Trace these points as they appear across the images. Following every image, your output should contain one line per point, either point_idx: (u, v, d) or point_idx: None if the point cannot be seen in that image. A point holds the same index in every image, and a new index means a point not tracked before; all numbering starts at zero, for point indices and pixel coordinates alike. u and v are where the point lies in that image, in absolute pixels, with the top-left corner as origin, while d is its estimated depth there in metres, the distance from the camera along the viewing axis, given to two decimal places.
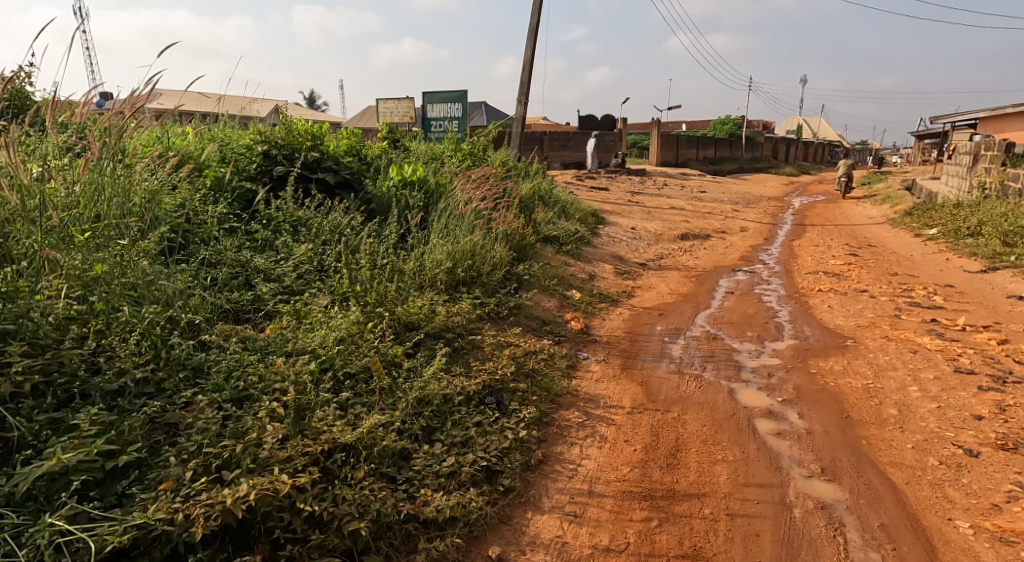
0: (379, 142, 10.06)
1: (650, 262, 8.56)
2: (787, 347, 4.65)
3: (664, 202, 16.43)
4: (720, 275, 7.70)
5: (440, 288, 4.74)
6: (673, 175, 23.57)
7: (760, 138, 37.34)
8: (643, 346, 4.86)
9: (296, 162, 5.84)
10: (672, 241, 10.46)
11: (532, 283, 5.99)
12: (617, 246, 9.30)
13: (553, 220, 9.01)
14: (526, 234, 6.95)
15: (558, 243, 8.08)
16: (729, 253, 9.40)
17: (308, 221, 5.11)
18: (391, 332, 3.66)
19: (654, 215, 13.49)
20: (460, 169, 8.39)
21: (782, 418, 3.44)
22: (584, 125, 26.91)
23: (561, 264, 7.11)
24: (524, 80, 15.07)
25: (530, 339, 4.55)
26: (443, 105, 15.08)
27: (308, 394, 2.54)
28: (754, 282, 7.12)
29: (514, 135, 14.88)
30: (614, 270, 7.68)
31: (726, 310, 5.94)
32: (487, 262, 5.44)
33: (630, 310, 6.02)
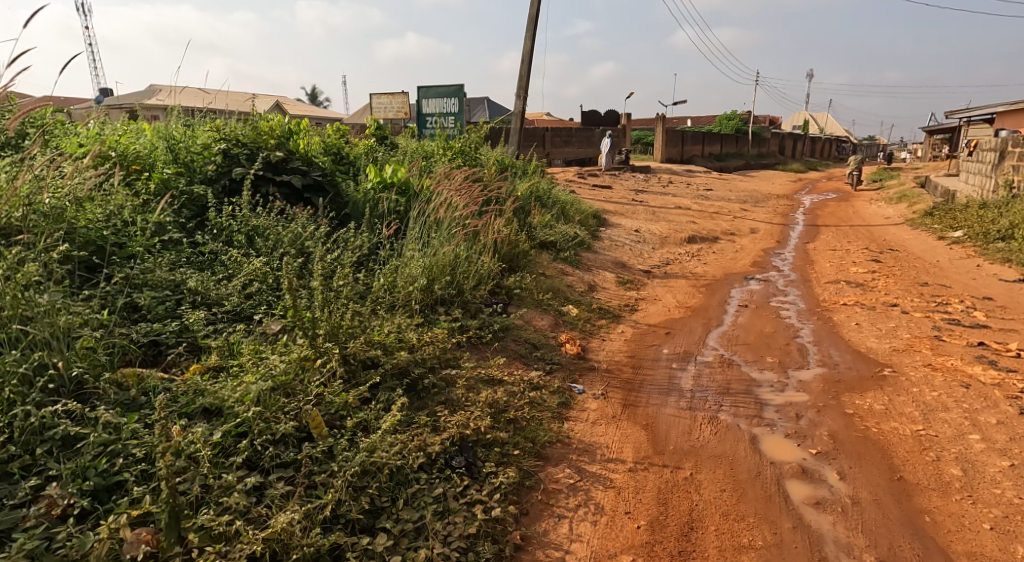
0: (366, 139, 9.44)
1: (655, 269, 7.92)
2: (815, 379, 4.01)
3: (669, 201, 15.78)
4: (732, 284, 7.05)
5: (414, 310, 4.19)
6: (678, 172, 22.88)
7: (767, 134, 36.57)
8: (647, 375, 4.23)
9: (257, 161, 5.28)
10: (678, 244, 9.83)
11: (522, 298, 5.37)
12: (620, 251, 8.66)
13: (551, 223, 8.37)
14: (518, 241, 6.32)
15: (555, 249, 7.45)
16: (740, 258, 8.76)
17: (264, 230, 4.59)
18: (342, 372, 3.05)
19: (659, 215, 12.83)
20: (450, 169, 7.77)
21: (818, 480, 2.80)
22: (587, 121, 26.25)
23: (558, 275, 6.49)
24: (522, 73, 14.43)
25: (516, 371, 3.92)
26: (438, 100, 14.47)
27: (195, 486, 1.98)
28: (769, 294, 6.48)
29: (513, 132, 14.25)
30: (616, 279, 7.06)
31: (741, 328, 5.28)
32: (470, 277, 4.82)
33: (633, 328, 5.39)
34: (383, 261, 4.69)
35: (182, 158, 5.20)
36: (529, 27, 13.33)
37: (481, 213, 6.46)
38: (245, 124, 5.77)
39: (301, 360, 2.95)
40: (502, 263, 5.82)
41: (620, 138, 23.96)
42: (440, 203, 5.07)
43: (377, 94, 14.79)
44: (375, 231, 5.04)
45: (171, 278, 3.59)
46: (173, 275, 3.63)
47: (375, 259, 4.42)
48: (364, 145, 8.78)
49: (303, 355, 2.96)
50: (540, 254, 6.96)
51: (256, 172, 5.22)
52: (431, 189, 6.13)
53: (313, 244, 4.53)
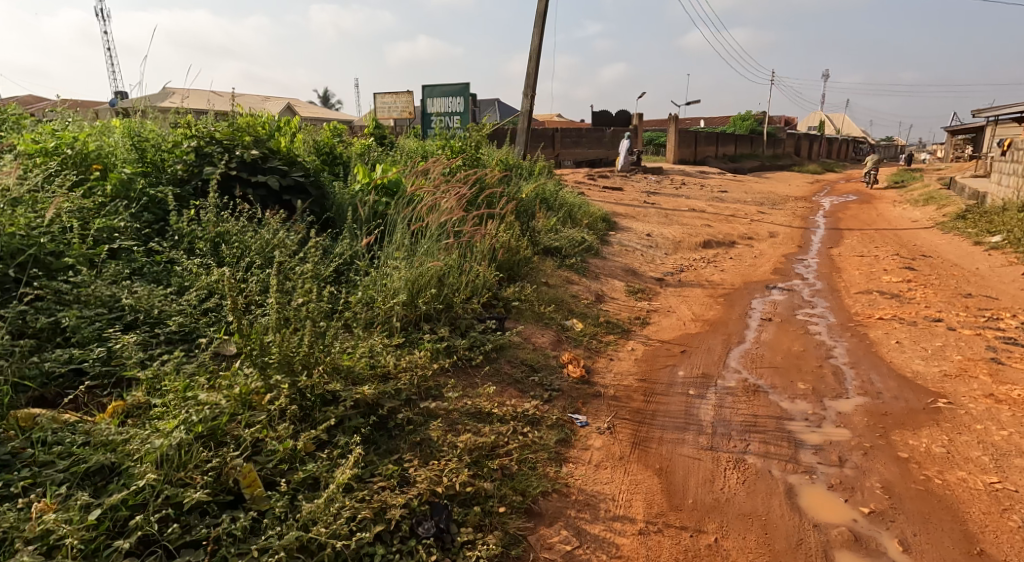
0: (364, 139, 8.97)
1: (669, 276, 7.37)
2: (857, 412, 3.44)
3: (682, 203, 15.19)
4: (752, 294, 6.48)
5: (395, 329, 3.71)
6: (691, 174, 22.24)
7: (783, 134, 35.79)
8: (660, 404, 3.70)
9: (230, 160, 4.83)
10: (693, 250, 9.26)
11: (521, 311, 4.85)
12: (630, 257, 8.11)
13: (556, 228, 7.83)
14: (519, 247, 5.79)
15: (560, 255, 6.91)
16: (759, 265, 8.18)
17: (231, 236, 4.13)
18: (294, 413, 2.56)
19: (671, 218, 12.24)
20: (448, 171, 7.27)
21: (875, 551, 2.31)
22: (598, 122, 25.68)
23: (562, 284, 5.94)
24: (530, 71, 13.92)
25: (509, 401, 3.40)
26: (443, 100, 14.00)
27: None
28: (794, 305, 5.92)
29: (520, 132, 13.74)
30: (626, 289, 6.51)
31: (766, 346, 4.71)
32: (460, 290, 4.31)
33: (645, 345, 4.85)
34: (362, 273, 4.21)
35: (149, 158, 4.74)
36: (536, 24, 12.80)
37: (478, 217, 5.95)
38: (221, 118, 5.30)
39: (242, 398, 2.49)
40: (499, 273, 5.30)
41: (631, 138, 23.37)
42: (426, 211, 4.57)
43: (380, 93, 14.31)
44: (358, 237, 4.57)
45: (109, 292, 3.13)
46: (112, 288, 3.18)
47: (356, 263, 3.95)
48: (358, 146, 8.29)
49: (242, 394, 2.48)
50: (543, 261, 6.42)
51: (229, 171, 4.76)
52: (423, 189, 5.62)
53: (284, 253, 4.07)
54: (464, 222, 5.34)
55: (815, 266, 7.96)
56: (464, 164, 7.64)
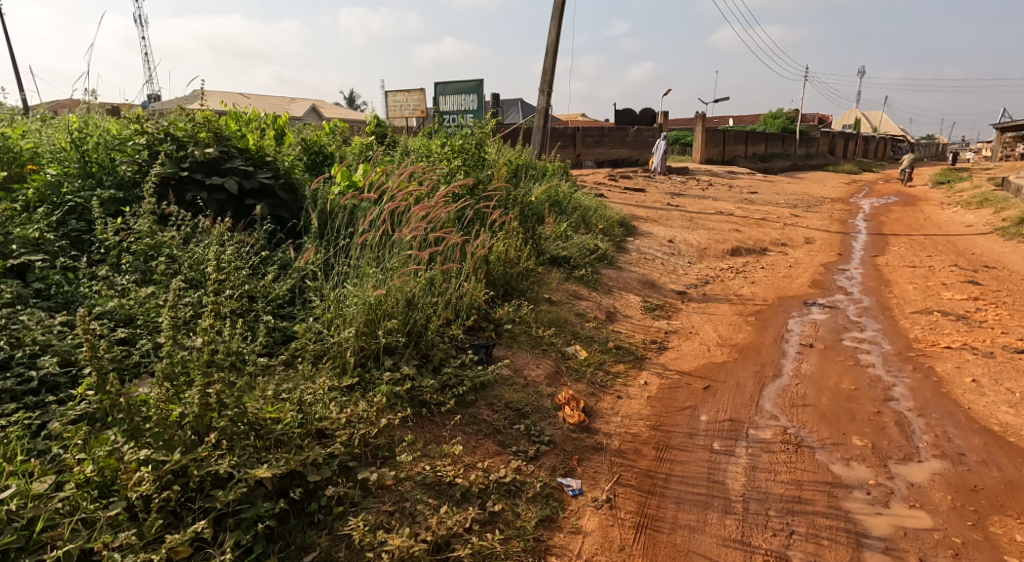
0: (363, 137, 8.33)
1: (692, 290, 6.59)
2: (935, 485, 2.68)
3: (708, 206, 14.31)
4: (788, 312, 5.68)
5: (347, 368, 3.03)
6: (718, 174, 21.26)
7: (816, 133, 34.42)
8: (675, 465, 2.96)
9: (184, 162, 4.19)
10: (719, 258, 8.45)
11: (515, 336, 4.14)
12: (649, 266, 7.37)
13: (567, 235, 7.10)
14: (517, 259, 5.07)
15: (569, 265, 6.17)
16: (794, 278, 7.35)
17: (166, 248, 3.45)
18: (171, 502, 1.89)
19: (697, 222, 11.41)
20: (445, 174, 6.58)
21: None
22: (621, 120, 24.79)
23: (569, 302, 5.21)
24: (549, 65, 13.15)
25: (483, 462, 2.70)
26: (457, 97, 13.33)
27: None
28: (839, 327, 5.10)
29: (536, 130, 13.00)
30: (642, 305, 5.77)
31: (807, 382, 3.91)
32: (438, 316, 3.62)
33: (661, 377, 4.10)
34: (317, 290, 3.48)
35: (91, 156, 4.13)
36: (554, 15, 12.01)
37: (473, 226, 5.25)
38: (182, 110, 4.65)
39: (95, 482, 1.87)
40: (490, 289, 4.59)
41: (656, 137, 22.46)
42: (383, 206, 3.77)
43: (391, 91, 13.69)
44: (324, 250, 3.86)
45: None
46: None
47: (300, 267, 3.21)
48: (353, 145, 7.65)
49: (92, 472, 1.85)
50: (547, 274, 5.69)
51: (180, 172, 4.12)
52: (411, 191, 4.94)
53: (226, 272, 3.38)
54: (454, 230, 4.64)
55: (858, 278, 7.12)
56: (465, 165, 6.95)
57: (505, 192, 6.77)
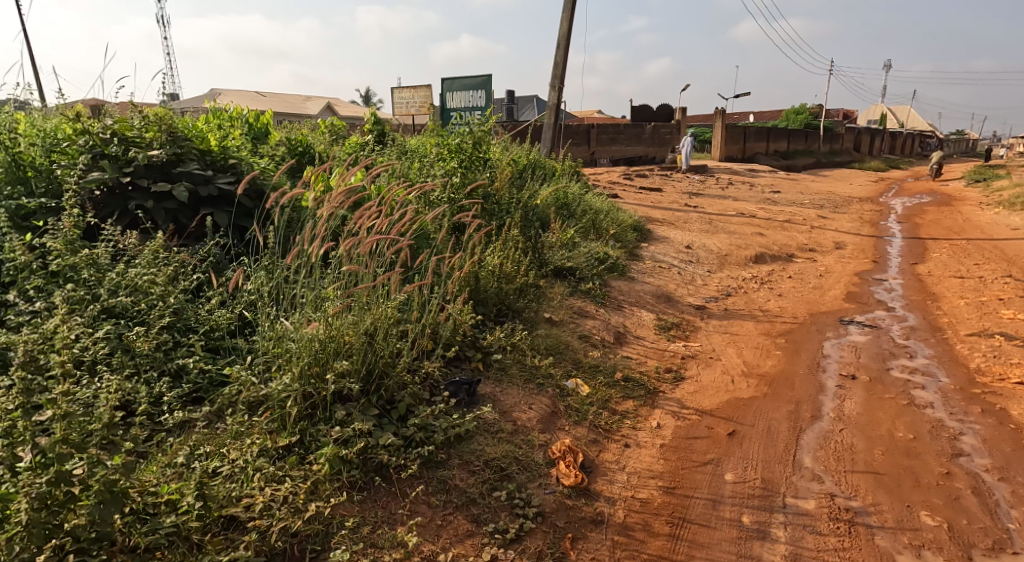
0: (357, 137, 7.80)
1: (711, 306, 5.98)
2: None
3: (728, 207, 13.60)
4: (822, 335, 5.04)
5: (286, 425, 2.44)
6: (738, 173, 20.46)
7: (840, 129, 33.39)
8: (695, 549, 2.35)
9: (131, 166, 3.63)
10: (741, 266, 7.83)
11: (505, 367, 3.54)
12: (664, 277, 6.80)
13: (574, 243, 6.49)
14: (515, 274, 4.48)
15: (574, 278, 5.57)
16: (826, 292, 6.71)
17: (84, 269, 2.87)
18: None
19: (716, 226, 10.73)
20: (440, 176, 6.01)
21: None
22: (638, 117, 24.08)
23: (573, 322, 4.61)
24: (560, 60, 12.52)
25: (448, 553, 2.13)
26: (465, 93, 12.75)
27: None
28: (885, 354, 4.43)
29: (547, 128, 12.41)
30: (656, 323, 5.17)
31: (854, 427, 3.26)
32: (409, 350, 3.02)
33: (678, 418, 3.46)
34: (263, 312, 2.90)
35: (24, 159, 3.64)
36: (566, 7, 11.38)
37: (465, 237, 4.67)
38: (135, 107, 4.08)
39: None
40: (480, 309, 4.00)
41: (674, 134, 21.70)
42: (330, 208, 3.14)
43: (396, 87, 13.10)
44: (281, 268, 3.25)
45: None
46: None
47: (227, 294, 2.58)
48: (344, 145, 7.09)
49: None
50: (549, 289, 5.10)
51: (123, 177, 3.56)
52: (395, 197, 4.37)
53: (155, 304, 2.83)
54: (441, 246, 4.02)
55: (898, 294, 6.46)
56: (462, 165, 6.37)
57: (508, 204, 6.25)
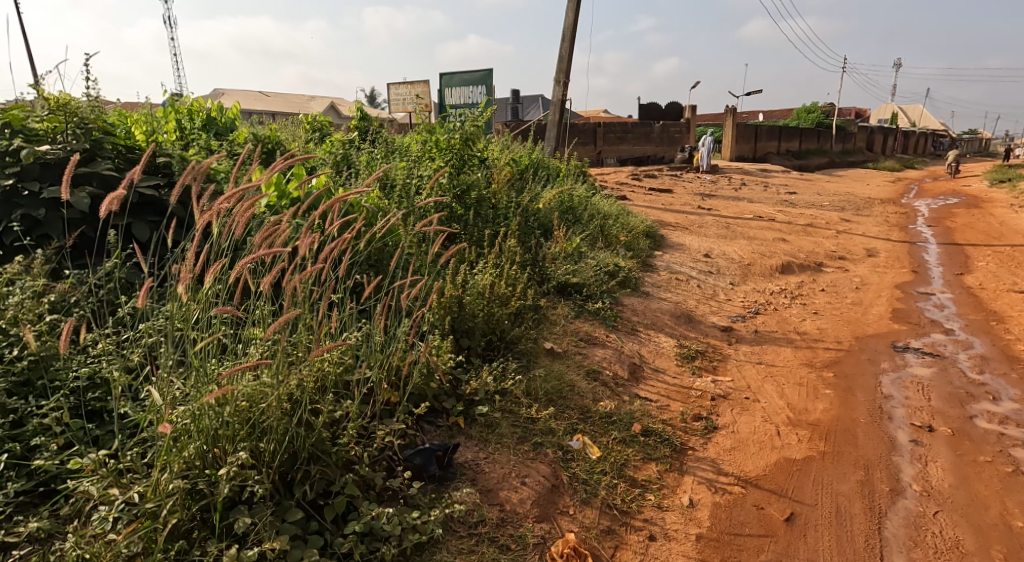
0: (340, 133, 7.02)
1: (738, 330, 5.23)
2: None
3: (744, 209, 12.81)
4: (878, 371, 4.24)
5: (154, 551, 1.58)
6: (751, 173, 19.67)
7: (853, 128, 32.50)
8: None
9: (19, 168, 2.77)
10: (766, 282, 7.12)
11: (493, 424, 2.73)
12: (683, 291, 6.23)
13: (581, 254, 5.71)
14: (510, 296, 3.69)
15: (581, 297, 4.79)
16: (867, 316, 5.95)
17: None
18: None
19: (734, 233, 9.96)
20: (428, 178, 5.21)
21: None
22: (646, 115, 23.28)
23: (580, 356, 3.81)
24: (567, 52, 11.71)
25: None
26: (464, 88, 11.96)
27: None
28: (965, 406, 3.66)
29: (552, 126, 11.64)
30: (677, 352, 4.39)
31: (951, 511, 2.57)
32: (359, 417, 2.15)
33: (727, 496, 2.63)
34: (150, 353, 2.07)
35: None
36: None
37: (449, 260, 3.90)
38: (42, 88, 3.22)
39: None
40: (464, 340, 3.17)
41: (683, 133, 20.88)
42: (223, 202, 2.13)
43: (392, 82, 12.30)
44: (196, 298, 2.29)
45: None
46: None
47: (63, 345, 1.66)
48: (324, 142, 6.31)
49: None
50: (552, 312, 4.31)
51: (7, 181, 2.71)
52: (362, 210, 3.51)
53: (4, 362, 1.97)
54: (420, 282, 3.07)
55: (951, 324, 5.71)
56: (456, 161, 5.55)
57: (509, 219, 5.55)
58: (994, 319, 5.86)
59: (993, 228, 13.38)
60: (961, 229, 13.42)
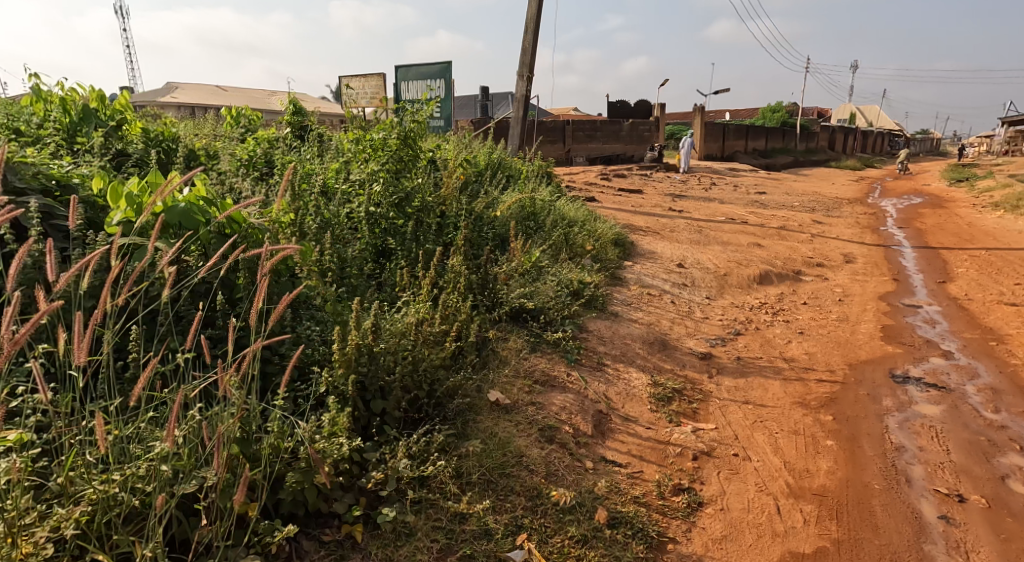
0: (271, 130, 6.19)
1: (718, 358, 4.60)
2: None
3: (715, 211, 12.30)
4: (883, 415, 3.62)
5: None
6: (721, 173, 19.30)
7: (819, 128, 32.62)
8: None
9: None
10: (744, 297, 6.54)
11: (402, 533, 2.00)
12: (655, 309, 5.57)
13: (540, 269, 5.03)
14: (440, 334, 2.99)
15: (538, 324, 4.09)
16: (855, 336, 5.40)
17: None
18: None
19: (707, 238, 9.40)
20: (360, 183, 4.47)
21: None
22: (614, 114, 22.78)
23: (533, 407, 3.10)
24: (531, 44, 11.01)
25: None
26: (421, 83, 11.11)
27: None
28: (994, 464, 3.05)
29: (515, 124, 10.95)
30: (651, 392, 3.72)
31: None
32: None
33: None
34: None
35: None
36: None
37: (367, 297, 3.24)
38: None
39: None
40: (377, 399, 2.42)
41: (653, 131, 20.39)
42: None
43: (345, 80, 11.41)
44: None
45: None
46: None
47: None
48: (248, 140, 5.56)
49: None
50: (500, 347, 3.61)
51: None
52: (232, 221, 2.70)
53: None
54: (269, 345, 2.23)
55: (947, 346, 5.18)
56: (397, 161, 4.80)
57: (457, 231, 4.84)
58: (992, 339, 5.34)
59: (964, 229, 13.13)
60: (933, 231, 13.13)
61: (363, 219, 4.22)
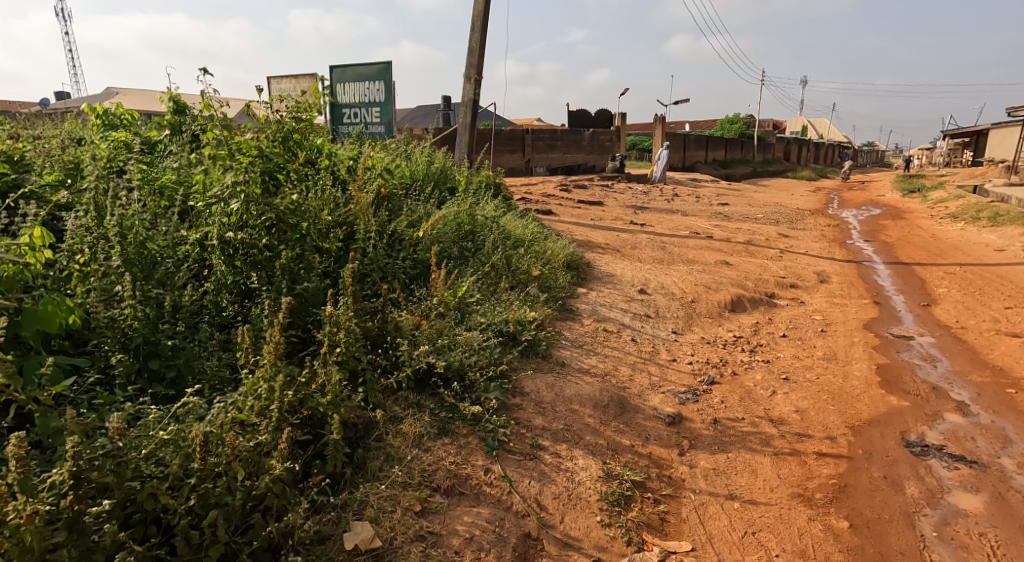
0: (141, 131, 4.96)
1: (691, 423, 3.58)
2: None
3: (679, 224, 11.49)
4: (915, 521, 2.71)
5: None
6: (684, 183, 18.66)
7: (777, 139, 32.68)
8: None
9: None
10: (715, 330, 5.62)
11: None
12: (614, 352, 4.56)
13: (467, 306, 3.98)
14: (264, 445, 1.95)
15: (453, 391, 3.03)
16: (848, 382, 4.50)
17: None
18: None
19: (671, 255, 8.52)
20: (217, 199, 3.29)
21: None
22: (575, 124, 22.00)
23: (420, 548, 2.07)
24: (478, 41, 9.96)
25: None
26: (358, 85, 9.39)
27: None
28: None
29: (462, 132, 9.90)
30: (603, 490, 2.69)
31: None
32: None
33: None
34: None
35: None
36: None
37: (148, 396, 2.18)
38: None
39: None
40: None
41: (613, 141, 19.57)
42: None
43: (273, 79, 9.82)
44: None
45: None
46: None
47: None
48: (98, 142, 4.35)
49: None
50: (389, 436, 2.55)
51: None
52: None
53: None
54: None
55: (958, 395, 4.32)
56: (275, 170, 3.53)
57: (355, 264, 3.84)
58: (1008, 385, 4.50)
59: (930, 242, 12.63)
60: (899, 245, 12.58)
61: (216, 248, 3.09)
